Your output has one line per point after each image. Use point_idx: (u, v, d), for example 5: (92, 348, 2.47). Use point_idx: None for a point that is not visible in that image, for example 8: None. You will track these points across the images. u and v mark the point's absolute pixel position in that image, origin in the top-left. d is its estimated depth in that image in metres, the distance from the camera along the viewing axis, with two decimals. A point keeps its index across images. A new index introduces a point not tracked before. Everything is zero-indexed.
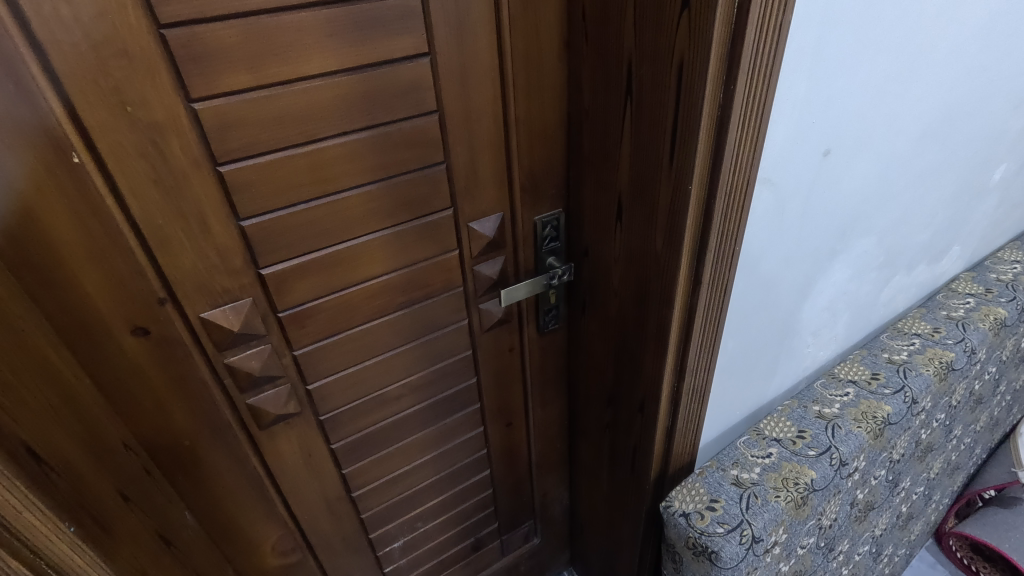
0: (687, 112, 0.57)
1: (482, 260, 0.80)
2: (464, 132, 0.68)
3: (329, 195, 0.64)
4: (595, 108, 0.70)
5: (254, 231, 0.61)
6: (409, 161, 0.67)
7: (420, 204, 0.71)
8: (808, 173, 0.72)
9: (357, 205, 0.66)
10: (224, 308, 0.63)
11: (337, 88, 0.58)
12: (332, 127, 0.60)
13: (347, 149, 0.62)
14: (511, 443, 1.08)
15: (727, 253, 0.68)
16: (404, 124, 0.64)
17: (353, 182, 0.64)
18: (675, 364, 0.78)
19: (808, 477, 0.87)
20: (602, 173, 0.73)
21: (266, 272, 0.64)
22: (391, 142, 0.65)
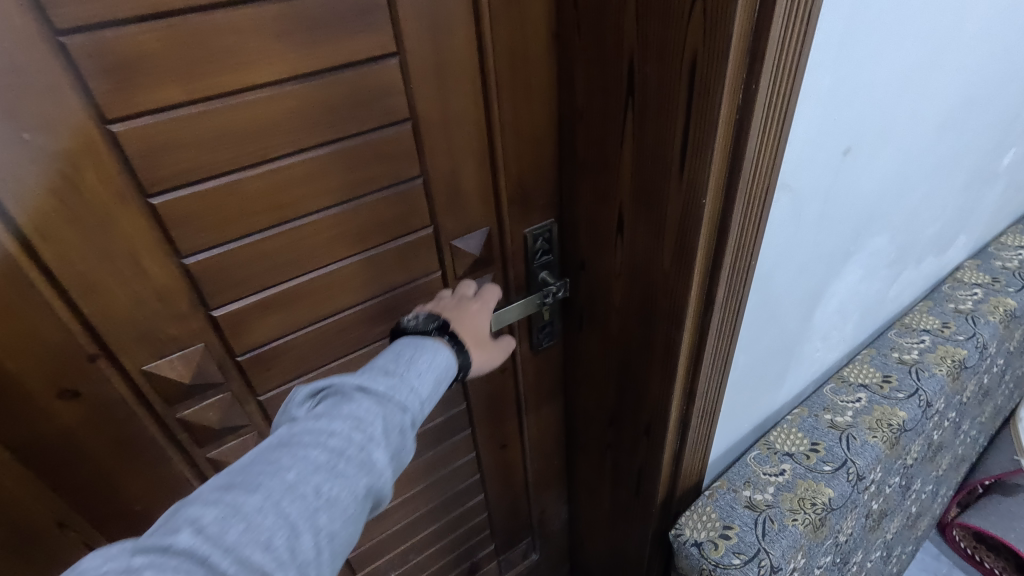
0: (702, 116, 0.49)
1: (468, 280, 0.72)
2: (442, 141, 0.60)
3: (289, 221, 0.55)
4: (590, 109, 0.61)
5: (199, 269, 0.52)
6: (381, 177, 0.58)
7: (394, 224, 0.62)
8: (828, 175, 0.65)
9: (323, 231, 0.57)
10: (171, 358, 0.55)
11: (290, 98, 0.49)
12: (287, 144, 0.51)
13: (307, 169, 0.53)
14: (506, 465, 1.01)
15: (743, 269, 0.61)
16: (372, 135, 0.56)
17: (316, 205, 0.56)
18: (684, 386, 0.72)
19: (825, 497, 0.82)
20: (600, 182, 0.65)
21: (219, 313, 0.55)
22: (358, 157, 0.56)
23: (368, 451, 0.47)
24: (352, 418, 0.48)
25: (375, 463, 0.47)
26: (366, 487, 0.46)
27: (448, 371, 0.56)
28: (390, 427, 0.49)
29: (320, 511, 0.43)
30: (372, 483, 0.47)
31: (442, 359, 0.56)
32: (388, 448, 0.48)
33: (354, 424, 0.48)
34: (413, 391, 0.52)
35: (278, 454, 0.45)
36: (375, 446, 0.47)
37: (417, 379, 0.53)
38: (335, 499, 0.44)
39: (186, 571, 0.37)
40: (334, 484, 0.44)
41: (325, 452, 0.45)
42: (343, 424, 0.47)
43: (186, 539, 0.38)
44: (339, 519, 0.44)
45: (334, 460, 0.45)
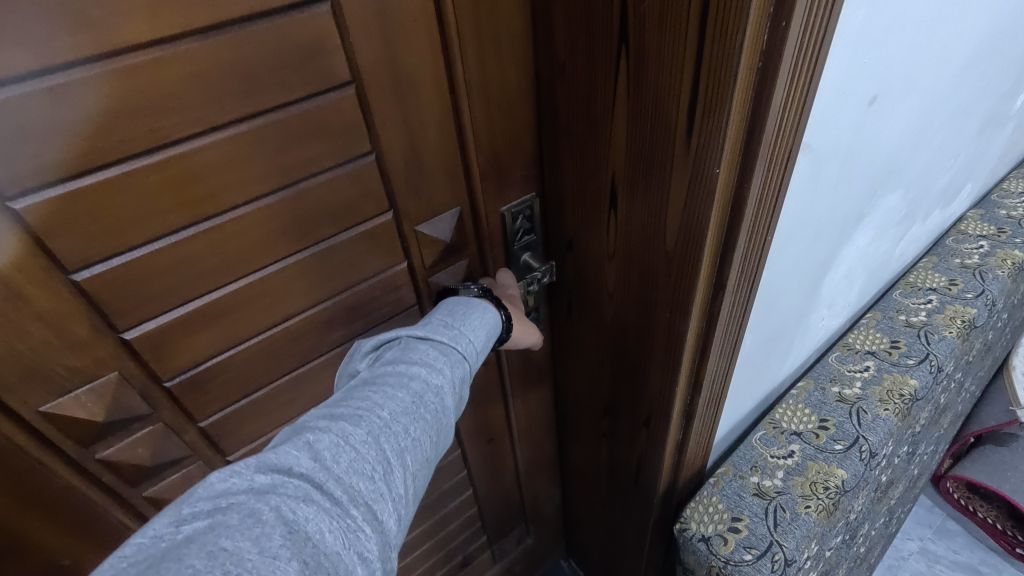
0: (716, 70, 0.39)
1: (441, 270, 0.63)
2: (396, 109, 0.49)
3: (209, 219, 0.44)
4: (574, 62, 0.51)
5: (96, 286, 0.42)
6: (322, 157, 0.48)
7: (345, 213, 0.52)
8: (852, 130, 0.56)
9: (254, 228, 0.47)
10: (77, 394, 0.45)
11: (186, 62, 0.38)
12: (192, 123, 0.40)
13: (225, 152, 0.43)
14: (495, 458, 0.94)
15: (758, 247, 0.52)
16: (305, 106, 0.45)
17: (242, 197, 0.45)
18: (689, 377, 0.64)
19: (838, 479, 0.76)
20: (588, 150, 0.55)
21: (134, 335, 0.45)
22: (290, 134, 0.45)
23: (442, 397, 0.48)
24: (425, 366, 0.49)
25: (447, 409, 0.48)
26: (440, 432, 0.47)
27: (497, 331, 0.57)
28: (456, 377, 0.50)
29: (407, 449, 0.44)
30: (444, 429, 0.48)
31: (491, 319, 0.57)
32: (455, 397, 0.50)
33: (428, 371, 0.49)
34: (471, 345, 0.53)
35: (368, 391, 0.46)
36: (446, 393, 0.49)
37: (473, 332, 0.54)
38: (417, 440, 0.45)
39: (305, 493, 0.37)
40: (418, 426, 0.45)
41: (408, 395, 0.46)
42: (420, 370, 0.48)
43: (304, 463, 0.39)
44: (420, 457, 0.45)
45: (417, 403, 0.46)
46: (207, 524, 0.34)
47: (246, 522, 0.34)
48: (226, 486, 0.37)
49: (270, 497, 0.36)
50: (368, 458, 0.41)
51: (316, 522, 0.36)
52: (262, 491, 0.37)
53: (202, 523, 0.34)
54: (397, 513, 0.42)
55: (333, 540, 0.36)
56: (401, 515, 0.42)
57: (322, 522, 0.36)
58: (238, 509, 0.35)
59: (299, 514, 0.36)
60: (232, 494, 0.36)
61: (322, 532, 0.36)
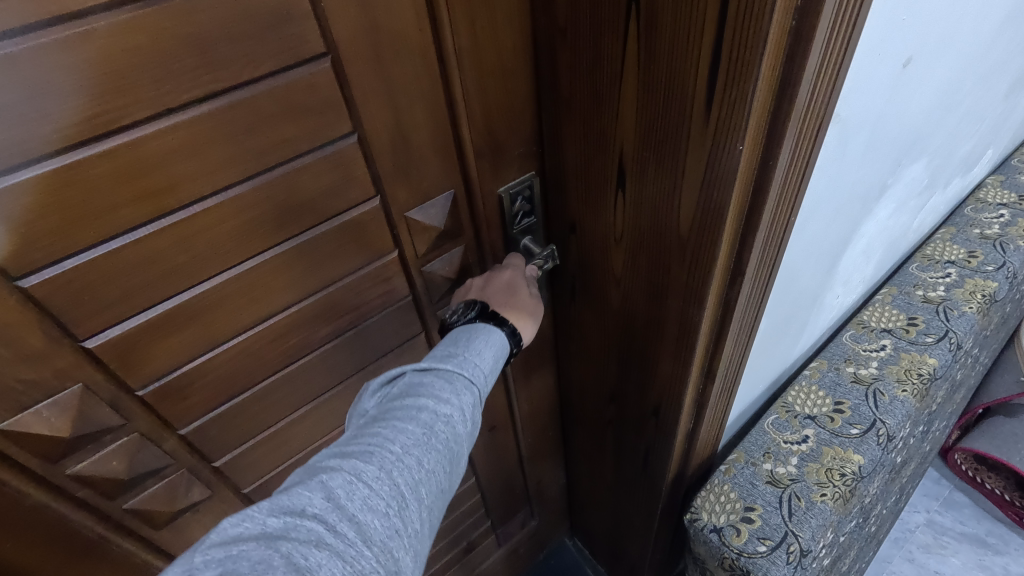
0: (744, 24, 0.34)
1: (435, 258, 0.58)
2: (378, 83, 0.43)
3: (171, 212, 0.40)
4: (576, 25, 0.45)
5: (48, 292, 0.37)
6: (298, 140, 0.43)
7: (326, 201, 0.47)
8: (884, 97, 0.51)
9: (224, 221, 0.42)
10: (38, 408, 0.41)
11: (130, 33, 0.33)
12: (142, 105, 0.35)
13: (185, 138, 0.38)
14: (497, 445, 0.91)
15: (780, 228, 0.48)
16: (273, 82, 0.39)
17: (209, 188, 0.40)
18: (702, 365, 0.60)
19: (855, 465, 0.73)
20: (592, 125, 0.50)
21: (96, 343, 0.41)
22: (258, 116, 0.40)
23: (454, 426, 0.45)
24: (432, 396, 0.46)
25: (460, 438, 0.46)
26: (454, 461, 0.45)
27: (504, 351, 0.54)
28: (467, 403, 0.47)
29: (421, 481, 0.42)
30: (457, 458, 0.45)
31: (497, 340, 0.53)
32: (467, 424, 0.47)
33: (436, 401, 0.45)
34: (477, 368, 0.49)
35: (377, 427, 0.43)
36: (457, 421, 0.45)
37: (480, 354, 0.50)
38: (430, 472, 0.42)
39: (319, 536, 0.35)
40: (432, 457, 0.43)
41: (419, 426, 0.43)
42: (428, 401, 0.45)
43: (317, 504, 0.37)
44: (435, 489, 0.43)
45: (428, 434, 0.43)
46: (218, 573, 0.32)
47: (258, 569, 0.32)
48: (237, 531, 0.35)
49: (282, 543, 0.34)
50: (382, 494, 0.39)
51: (329, 567, 0.34)
52: (273, 537, 0.35)
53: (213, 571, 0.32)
54: (413, 550, 0.40)
55: None
56: (418, 552, 0.40)
57: (336, 566, 0.34)
58: (249, 556, 0.33)
59: (312, 559, 0.34)
60: (242, 541, 0.34)
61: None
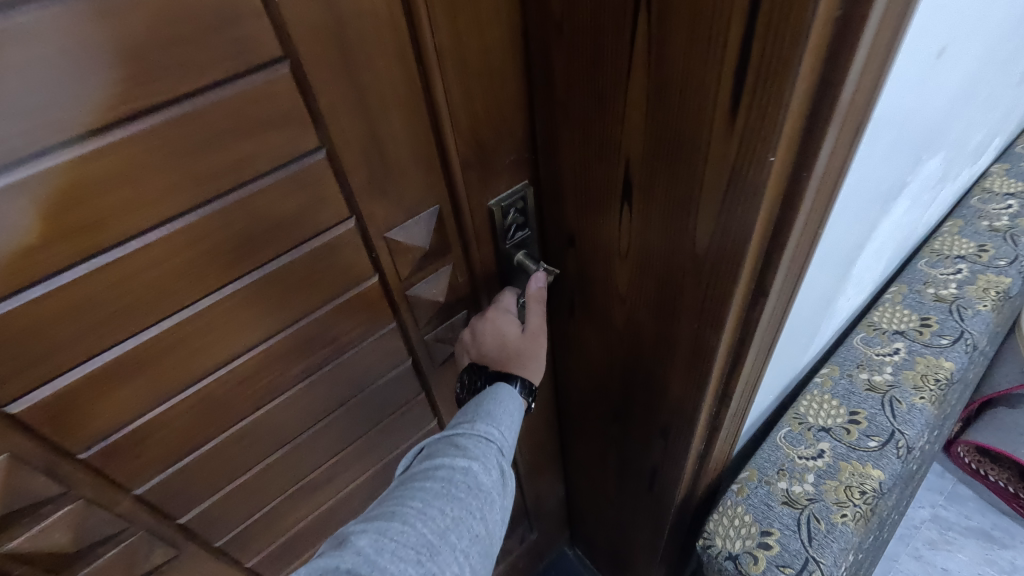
0: (781, 15, 0.28)
1: (420, 280, 0.52)
2: (347, 90, 0.37)
3: (103, 252, 0.34)
4: (575, 16, 0.39)
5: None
6: (252, 161, 0.36)
7: (291, 228, 0.41)
8: (916, 91, 0.46)
9: (170, 258, 0.36)
10: None
11: (34, 40, 0.26)
12: (55, 129, 0.29)
13: (115, 164, 0.31)
14: None
15: (807, 244, 0.42)
16: (221, 92, 0.33)
17: (147, 222, 0.34)
18: (717, 390, 0.55)
19: (875, 481, 0.69)
20: (593, 129, 0.44)
21: (20, 408, 0.35)
22: (205, 133, 0.34)
23: (478, 474, 0.45)
24: (450, 451, 0.46)
25: (488, 485, 0.45)
26: (486, 508, 0.44)
27: (523, 403, 0.53)
28: (488, 451, 0.47)
29: (449, 529, 0.41)
30: (488, 505, 0.44)
31: (511, 394, 0.52)
32: (494, 472, 0.46)
33: (453, 455, 0.45)
34: (494, 419, 0.49)
35: (400, 490, 0.44)
36: (479, 471, 0.45)
37: (497, 405, 0.50)
38: (459, 519, 0.42)
39: None
40: (457, 505, 0.42)
41: (439, 480, 0.44)
42: (446, 457, 0.45)
43: (347, 561, 0.37)
44: (468, 534, 0.42)
45: (448, 486, 0.43)
46: None
47: None
48: None
49: None
50: (409, 545, 0.39)
51: None
52: None
53: None
54: None
55: None
56: None
57: None
58: None
59: None
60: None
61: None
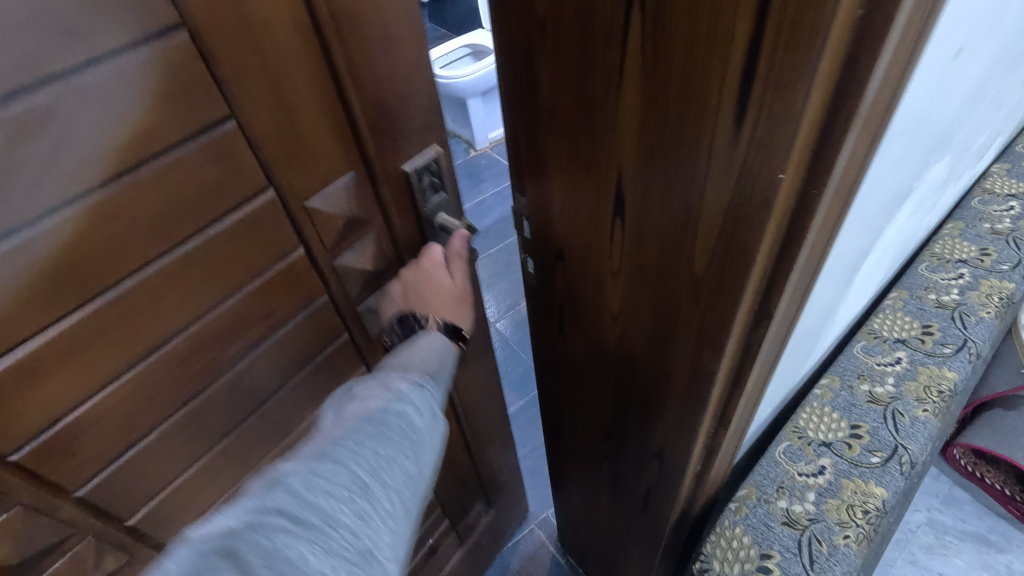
0: (795, 14, 0.25)
1: (347, 251, 0.52)
2: (249, 57, 0.37)
3: (8, 236, 0.32)
4: (562, 12, 0.35)
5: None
6: (157, 132, 0.35)
7: (209, 200, 0.40)
8: (930, 92, 0.42)
9: (85, 238, 0.35)
10: None
11: None
12: None
13: (15, 130, 0.30)
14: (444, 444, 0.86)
15: (815, 263, 0.39)
16: (126, 58, 0.32)
17: (50, 200, 0.33)
18: (716, 412, 0.52)
19: (878, 500, 0.66)
20: (583, 137, 0.41)
21: None
22: (110, 100, 0.33)
23: (408, 416, 0.47)
24: (382, 389, 0.47)
25: (417, 427, 0.47)
26: (416, 449, 0.47)
27: (450, 346, 0.55)
28: (418, 394, 0.49)
29: (381, 468, 0.43)
30: (418, 444, 0.47)
31: (439, 339, 0.54)
32: (424, 415, 0.48)
33: (391, 395, 0.47)
34: (424, 367, 0.51)
35: (329, 422, 0.45)
36: (412, 413, 0.47)
37: (424, 350, 0.52)
38: (391, 461, 0.44)
39: (285, 526, 0.38)
40: (388, 445, 0.45)
41: (370, 416, 0.45)
42: (377, 394, 0.47)
43: (279, 497, 0.39)
44: (400, 473, 0.45)
45: (384, 425, 0.45)
46: (190, 566, 0.34)
47: (227, 560, 0.35)
48: (207, 526, 0.37)
49: (249, 535, 0.36)
50: (343, 482, 0.41)
51: (296, 554, 0.37)
52: (241, 527, 0.37)
53: (182, 563, 0.34)
54: (388, 527, 0.42)
55: (315, 566, 0.37)
56: (393, 530, 0.43)
57: (304, 553, 0.37)
58: (219, 548, 0.35)
59: (277, 545, 0.37)
60: (213, 526, 0.36)
61: (301, 559, 0.37)
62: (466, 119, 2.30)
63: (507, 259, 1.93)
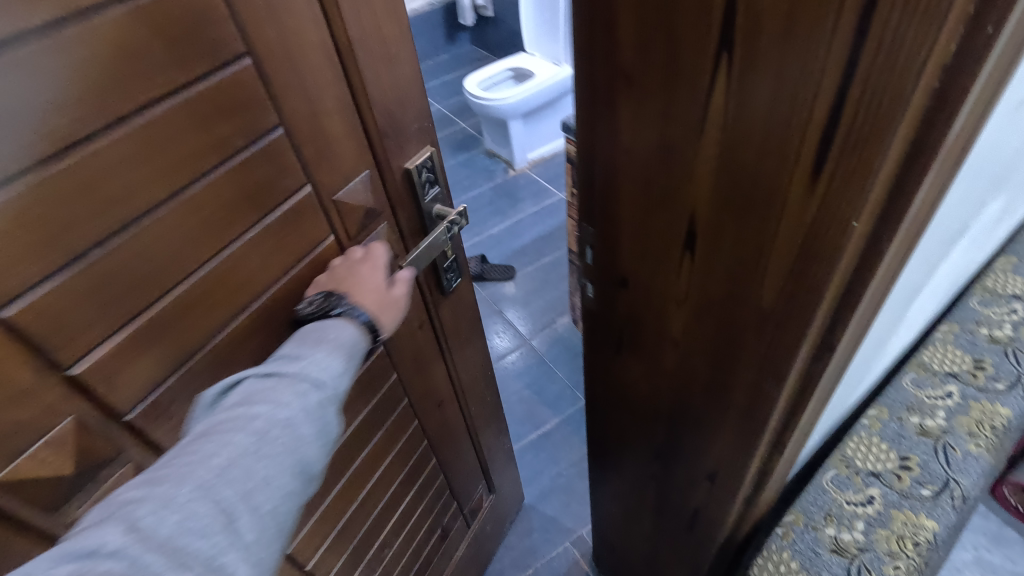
0: (878, 86, 0.28)
1: (366, 238, 0.62)
2: (292, 78, 0.48)
3: (131, 222, 0.41)
4: (648, 67, 0.39)
5: (31, 320, 0.37)
6: (229, 138, 0.46)
7: (262, 194, 0.50)
8: (993, 141, 0.45)
9: (183, 221, 0.44)
10: (33, 451, 0.40)
11: (77, 47, 0.35)
12: (99, 113, 0.37)
13: (136, 144, 0.40)
14: (447, 422, 0.95)
15: (876, 301, 0.42)
16: (203, 85, 0.42)
17: (161, 191, 0.42)
18: (772, 438, 0.54)
19: (928, 532, 0.67)
20: (659, 177, 0.44)
21: (81, 368, 0.41)
22: (195, 117, 0.43)
23: (292, 430, 0.47)
24: (270, 403, 0.47)
25: (303, 439, 0.48)
26: (298, 463, 0.47)
27: (362, 347, 0.55)
28: (309, 404, 0.49)
29: (253, 491, 0.44)
30: (303, 457, 0.48)
31: (350, 335, 0.54)
32: (312, 424, 0.49)
33: (271, 407, 0.47)
34: (325, 373, 0.51)
35: (197, 444, 0.44)
36: (296, 424, 0.48)
37: (326, 350, 0.52)
38: (267, 478, 0.45)
39: (128, 567, 0.37)
40: (264, 464, 0.45)
41: (248, 436, 0.45)
42: (262, 408, 0.47)
43: (120, 534, 0.38)
44: (274, 494, 0.45)
45: (260, 443, 0.45)
46: None
47: None
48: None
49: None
50: (201, 514, 0.41)
51: None
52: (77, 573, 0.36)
53: None
54: (251, 556, 0.42)
55: None
56: (257, 558, 0.43)
57: None
58: None
59: None
60: None
61: None
62: (508, 139, 2.36)
63: (544, 277, 1.97)
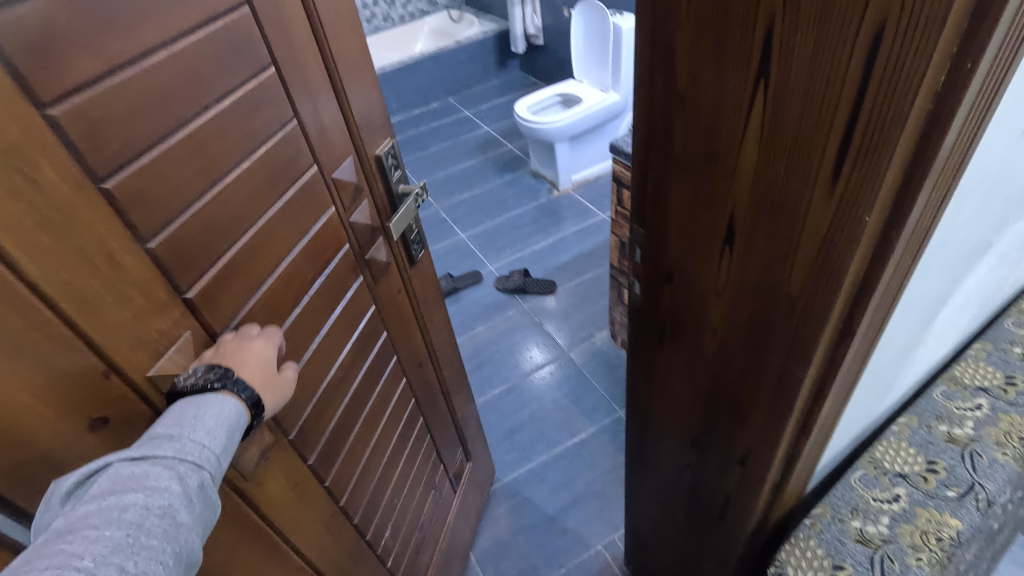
0: (882, 107, 0.36)
1: (356, 210, 0.76)
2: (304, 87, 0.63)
3: (216, 182, 0.54)
4: (697, 89, 0.48)
5: (167, 250, 0.50)
6: (271, 121, 0.59)
7: (289, 169, 0.63)
8: (1002, 161, 0.51)
9: (248, 183, 0.58)
10: (170, 355, 0.52)
11: (190, 54, 0.49)
12: (202, 99, 0.51)
13: (219, 123, 0.53)
14: (428, 384, 1.06)
15: (892, 295, 0.48)
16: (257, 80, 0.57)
17: (235, 158, 0.56)
18: (800, 420, 0.60)
19: (952, 530, 0.71)
20: (703, 180, 0.52)
21: (193, 293, 0.53)
22: (252, 103, 0.57)
23: (171, 516, 0.45)
24: (145, 488, 0.45)
25: (181, 527, 0.45)
26: (178, 553, 0.44)
27: (241, 422, 0.54)
28: (189, 487, 0.47)
29: None
30: (183, 546, 0.45)
31: (230, 409, 0.53)
32: (191, 509, 0.47)
33: (147, 495, 0.44)
34: (206, 451, 0.49)
35: (54, 545, 0.40)
36: (178, 508, 0.45)
37: (210, 424, 0.51)
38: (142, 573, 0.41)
39: None
40: (142, 559, 0.42)
41: (120, 530, 0.42)
42: (137, 496, 0.44)
43: None
44: None
45: (134, 535, 0.42)
46: None
47: None
48: None
49: None
50: None
51: None
52: None
53: None
54: None
55: None
56: None
57: None
58: None
59: None
60: None
61: None
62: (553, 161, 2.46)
63: (583, 292, 2.04)
